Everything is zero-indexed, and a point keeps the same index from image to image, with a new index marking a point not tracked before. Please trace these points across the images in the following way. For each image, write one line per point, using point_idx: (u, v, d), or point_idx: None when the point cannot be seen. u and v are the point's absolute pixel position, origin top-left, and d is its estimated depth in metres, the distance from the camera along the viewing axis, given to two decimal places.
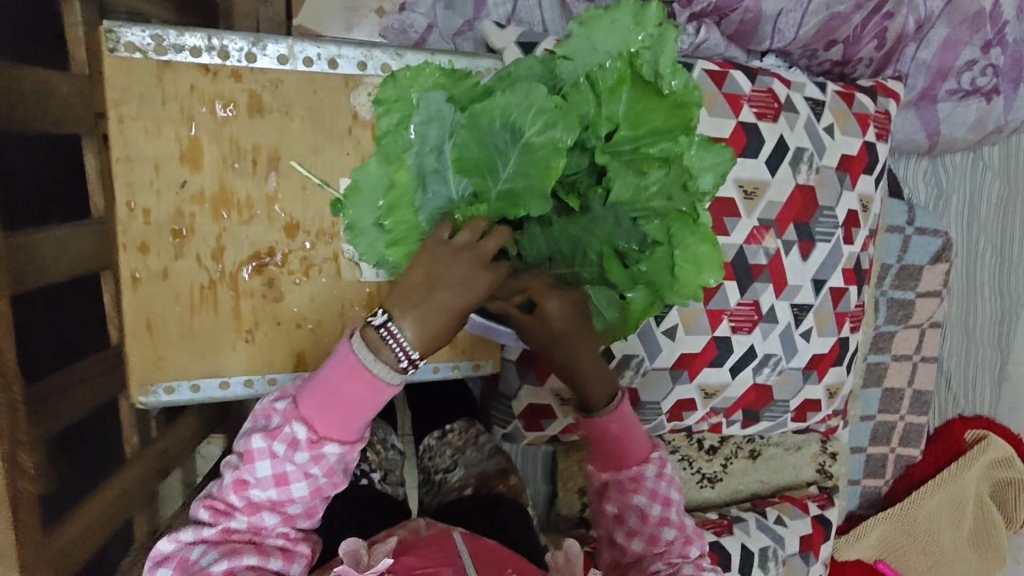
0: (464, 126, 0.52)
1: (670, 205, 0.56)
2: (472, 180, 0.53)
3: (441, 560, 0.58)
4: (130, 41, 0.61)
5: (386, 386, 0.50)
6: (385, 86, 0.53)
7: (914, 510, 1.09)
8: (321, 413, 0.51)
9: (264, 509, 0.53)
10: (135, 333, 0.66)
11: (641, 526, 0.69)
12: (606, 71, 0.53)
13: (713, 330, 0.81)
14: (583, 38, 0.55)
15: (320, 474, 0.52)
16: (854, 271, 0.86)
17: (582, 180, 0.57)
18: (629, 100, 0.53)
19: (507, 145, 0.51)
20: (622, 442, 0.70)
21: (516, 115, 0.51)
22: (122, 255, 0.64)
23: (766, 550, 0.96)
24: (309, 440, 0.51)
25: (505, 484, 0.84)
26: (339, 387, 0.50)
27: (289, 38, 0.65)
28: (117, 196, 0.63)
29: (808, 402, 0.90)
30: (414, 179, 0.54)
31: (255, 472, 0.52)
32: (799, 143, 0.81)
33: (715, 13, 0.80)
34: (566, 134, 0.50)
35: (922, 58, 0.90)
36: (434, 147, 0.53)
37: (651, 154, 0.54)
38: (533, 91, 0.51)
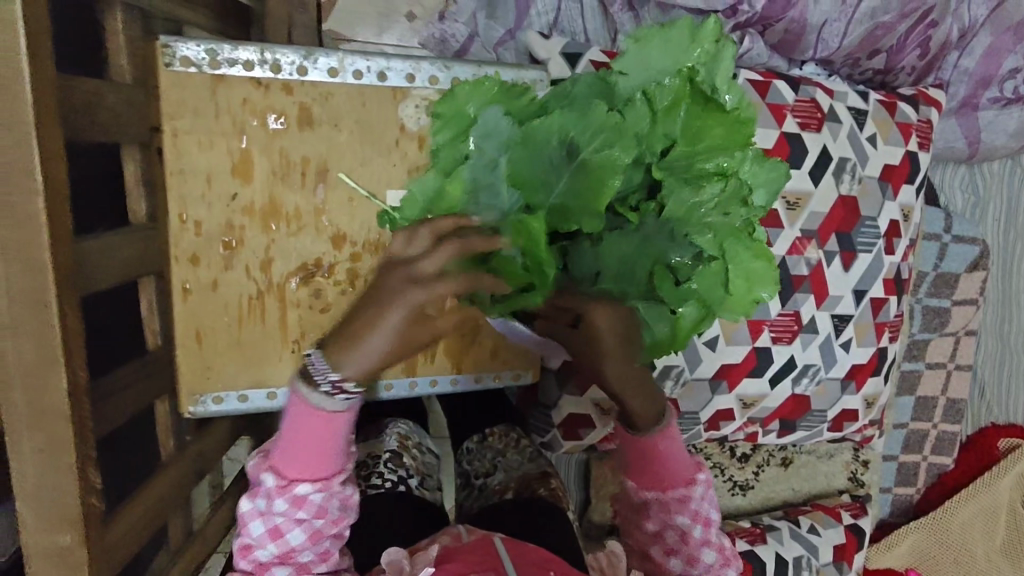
0: (518, 143, 0.52)
1: (725, 220, 0.56)
2: (522, 194, 0.51)
3: (485, 564, 0.59)
4: (185, 55, 0.61)
5: (337, 417, 0.51)
6: (441, 102, 0.54)
7: (948, 519, 1.08)
8: (289, 461, 0.53)
9: (273, 565, 0.56)
10: (185, 344, 0.67)
11: (680, 542, 0.72)
12: (663, 88, 0.52)
13: (754, 340, 0.81)
14: (638, 54, 0.55)
15: (309, 516, 0.54)
16: (894, 281, 0.86)
17: (632, 196, 0.56)
18: (687, 117, 0.52)
19: (561, 162, 0.51)
20: (666, 465, 0.70)
21: (573, 133, 0.51)
22: (174, 267, 0.65)
23: (800, 559, 0.96)
24: (281, 487, 0.53)
25: (545, 488, 0.85)
26: (294, 437, 0.52)
27: (339, 51, 0.65)
28: (170, 209, 0.64)
29: (846, 412, 0.89)
30: (465, 191, 0.52)
31: (251, 533, 0.55)
32: (842, 153, 0.80)
33: (760, 23, 0.79)
34: (622, 156, 0.50)
35: (965, 65, 0.89)
36: (489, 161, 0.52)
37: (705, 169, 0.54)
38: (591, 109, 0.51)
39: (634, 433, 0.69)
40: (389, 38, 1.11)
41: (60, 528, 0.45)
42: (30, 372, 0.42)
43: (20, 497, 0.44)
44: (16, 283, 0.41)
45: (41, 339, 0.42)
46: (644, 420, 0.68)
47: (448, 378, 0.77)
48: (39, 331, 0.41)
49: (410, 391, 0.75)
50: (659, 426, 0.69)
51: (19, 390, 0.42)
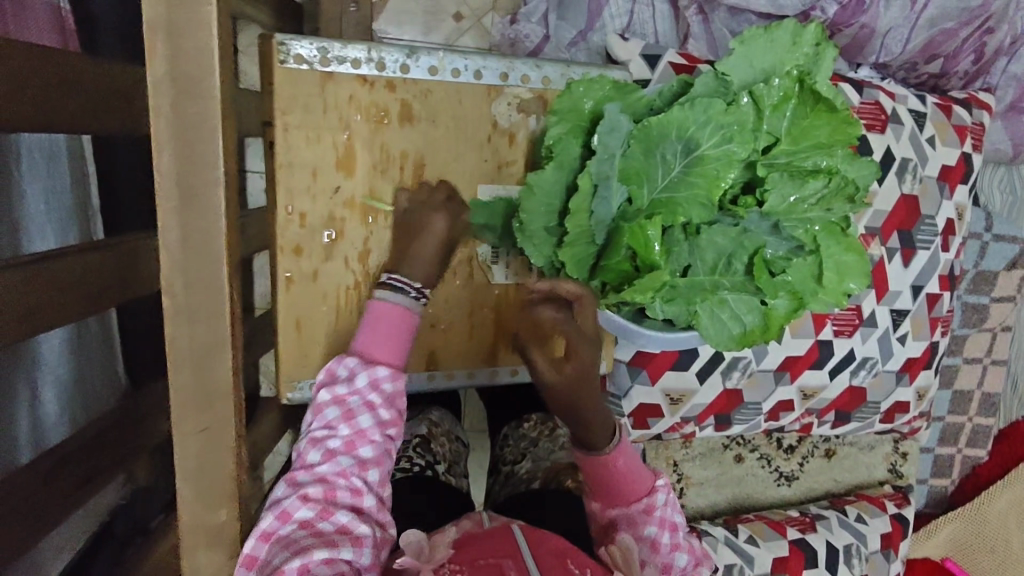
0: (637, 140, 0.55)
1: (825, 214, 0.59)
2: (629, 188, 0.57)
3: (503, 551, 0.60)
4: (299, 52, 0.63)
5: (413, 314, 0.62)
6: (560, 99, 0.57)
7: (985, 510, 1.11)
8: (372, 345, 0.60)
9: (339, 454, 0.57)
10: (285, 332, 0.69)
11: (653, 555, 0.67)
12: (772, 88, 0.56)
13: (817, 334, 0.84)
14: (743, 56, 0.58)
15: (380, 402, 0.58)
16: (948, 278, 0.89)
17: (736, 190, 0.59)
18: (793, 117, 0.57)
19: (680, 155, 0.55)
20: (625, 477, 0.68)
21: (692, 130, 0.54)
22: (278, 257, 0.67)
23: (849, 547, 0.99)
24: (363, 365, 0.59)
25: (573, 478, 0.88)
26: (380, 324, 0.60)
27: (439, 50, 0.68)
28: (277, 202, 0.66)
29: (898, 403, 0.93)
30: (591, 186, 0.55)
31: (323, 419, 0.57)
32: (904, 154, 0.83)
33: (831, 28, 0.82)
34: (741, 151, 0.54)
35: (1013, 71, 0.93)
36: (611, 155, 0.55)
37: (806, 167, 0.58)
38: (711, 107, 0.54)
39: (592, 451, 0.67)
40: (435, 36, 1.13)
41: (217, 503, 0.47)
42: (202, 351, 0.45)
43: (179, 474, 0.46)
44: (193, 272, 0.44)
45: (214, 324, 0.44)
46: (599, 437, 0.67)
47: (526, 369, 0.79)
48: (211, 316, 0.44)
49: (488, 381, 0.78)
50: (612, 441, 0.68)
51: (187, 370, 0.45)
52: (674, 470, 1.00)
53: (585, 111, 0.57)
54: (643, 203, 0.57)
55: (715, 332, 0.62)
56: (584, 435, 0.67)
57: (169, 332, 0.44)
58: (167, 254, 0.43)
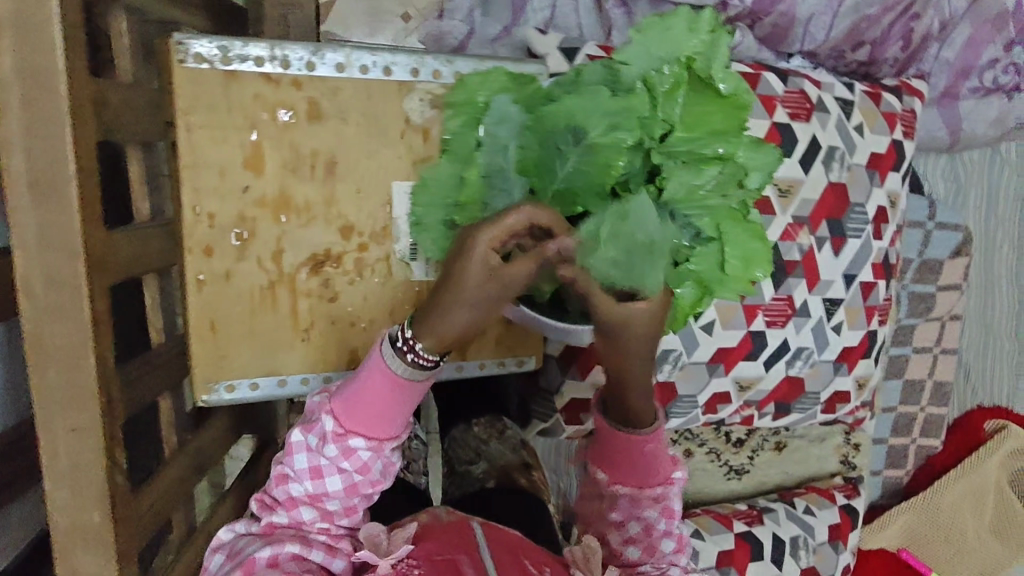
0: (531, 129, 0.55)
1: (721, 202, 0.57)
2: (530, 179, 0.55)
3: (459, 547, 0.60)
4: (198, 51, 0.62)
5: (406, 385, 0.55)
6: (455, 92, 0.57)
7: (936, 500, 1.11)
8: (349, 411, 0.56)
9: (301, 504, 0.58)
10: (198, 334, 0.67)
11: (643, 536, 0.67)
12: (663, 75, 0.54)
13: (748, 325, 0.84)
14: (641, 45, 0.55)
15: (352, 469, 0.57)
16: (883, 266, 0.89)
17: (635, 179, 0.57)
18: (686, 103, 0.55)
19: (570, 146, 0.53)
20: (650, 460, 0.66)
21: (580, 118, 0.53)
22: (186, 258, 0.66)
23: (796, 539, 0.99)
24: (336, 432, 0.56)
25: (526, 478, 0.90)
26: (364, 390, 0.55)
27: (346, 47, 0.67)
28: (183, 202, 0.65)
29: (837, 393, 0.92)
30: (483, 177, 0.56)
31: (294, 464, 0.58)
32: (831, 142, 0.83)
33: (750, 17, 0.82)
34: (629, 137, 0.51)
35: (946, 57, 0.92)
36: (502, 146, 0.55)
37: (705, 154, 0.55)
38: (598, 95, 0.52)
39: (626, 427, 0.64)
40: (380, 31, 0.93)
41: (93, 505, 0.46)
42: (68, 350, 0.44)
43: (49, 475, 0.46)
44: (50, 269, 0.43)
45: (75, 322, 0.44)
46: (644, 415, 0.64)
47: (453, 366, 0.78)
48: (72, 313, 0.44)
49: None
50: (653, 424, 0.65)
51: (52, 371, 0.44)
52: None
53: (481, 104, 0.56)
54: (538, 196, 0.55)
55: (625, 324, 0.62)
56: (629, 410, 0.63)
57: (31, 331, 0.44)
58: (23, 254, 0.43)
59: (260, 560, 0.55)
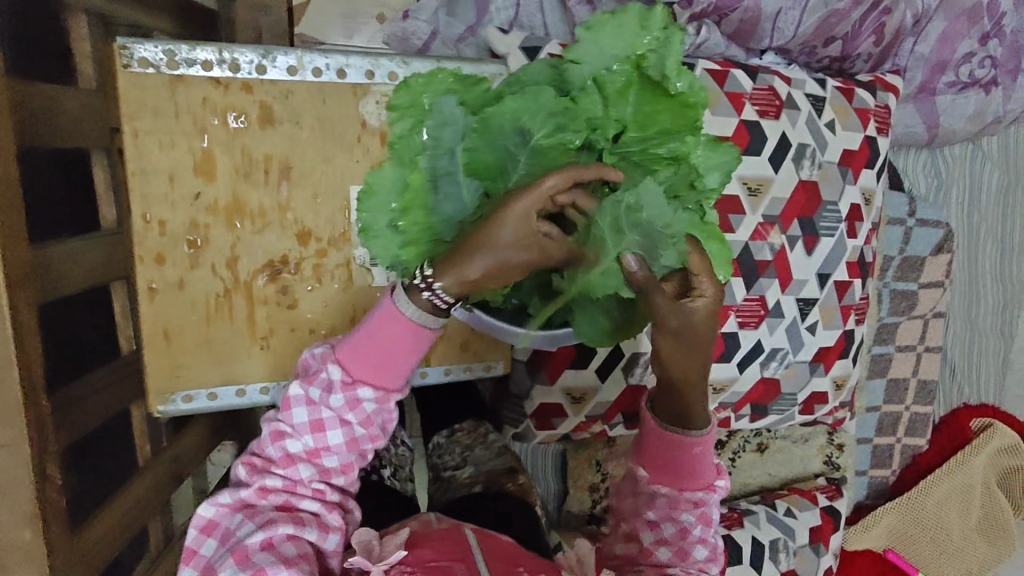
0: (477, 131, 0.51)
1: (676, 202, 0.55)
2: (481, 182, 0.53)
3: (454, 555, 0.57)
4: (143, 56, 0.62)
5: (420, 328, 0.49)
6: (397, 93, 0.51)
7: (921, 500, 1.10)
8: (358, 358, 0.50)
9: (299, 461, 0.52)
10: (152, 343, 0.67)
11: (677, 541, 0.59)
12: (614, 74, 0.53)
13: (721, 326, 0.82)
14: (591, 41, 0.53)
15: (355, 422, 0.51)
16: (858, 264, 0.87)
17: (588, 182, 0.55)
18: (638, 102, 0.53)
19: (518, 147, 0.51)
20: (697, 464, 0.57)
21: (525, 119, 0.51)
22: (138, 267, 0.65)
23: (776, 541, 0.97)
24: (343, 382, 0.50)
25: (513, 482, 0.88)
26: (375, 335, 0.50)
27: (298, 50, 0.66)
28: (133, 209, 0.64)
29: (815, 394, 0.91)
30: (427, 181, 0.53)
31: (292, 418, 0.51)
32: (801, 139, 0.82)
33: (716, 13, 0.81)
34: (574, 138, 0.52)
35: (920, 52, 0.91)
36: (448, 150, 0.53)
37: (658, 154, 0.54)
38: (542, 95, 0.51)
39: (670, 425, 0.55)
40: (359, 39, 1.02)
41: (23, 520, 0.46)
42: None
43: None
44: None
45: None
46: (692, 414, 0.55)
47: (417, 372, 0.77)
48: None
49: None
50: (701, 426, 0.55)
51: None
52: (598, 469, 0.99)
53: (425, 106, 0.52)
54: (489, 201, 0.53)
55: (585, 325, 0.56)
56: (676, 405, 0.54)
57: None
58: None
59: (252, 545, 0.49)
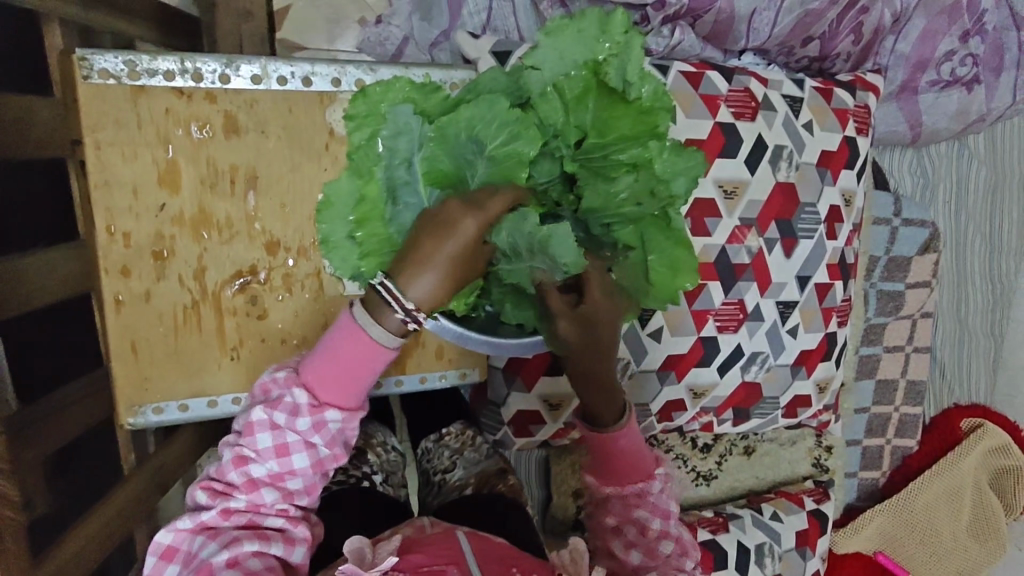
0: (432, 140, 0.47)
1: (640, 210, 0.52)
2: (441, 192, 0.48)
3: (447, 559, 0.58)
4: (104, 67, 0.61)
5: (387, 351, 0.48)
6: (353, 102, 0.47)
7: (911, 502, 1.09)
8: (324, 380, 0.50)
9: (263, 485, 0.51)
10: (120, 356, 0.67)
11: (640, 539, 0.63)
12: (571, 80, 0.48)
13: (699, 331, 0.81)
14: (550, 47, 0.48)
15: (321, 444, 0.51)
16: (839, 266, 0.86)
17: (553, 188, 0.51)
18: (598, 108, 0.48)
19: (474, 157, 0.47)
20: (627, 457, 0.62)
21: (478, 128, 0.46)
22: (104, 280, 0.65)
23: (762, 546, 0.96)
24: (309, 407, 0.50)
25: (505, 484, 0.86)
26: (339, 359, 0.48)
27: (262, 58, 0.66)
28: (97, 221, 0.64)
29: (798, 398, 0.90)
30: (384, 195, 0.49)
31: (256, 443, 0.51)
32: (778, 141, 0.81)
33: (690, 14, 0.80)
34: (530, 147, 0.46)
35: (901, 50, 0.90)
36: (404, 160, 0.48)
37: (619, 161, 0.49)
38: (496, 102, 0.46)
39: (596, 427, 0.60)
40: (342, 45, 0.96)
41: None
42: None
43: None
44: None
45: None
46: (607, 412, 0.60)
47: (393, 381, 0.76)
48: None
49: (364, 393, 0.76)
50: (620, 420, 0.60)
51: None
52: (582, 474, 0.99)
53: (381, 114, 0.47)
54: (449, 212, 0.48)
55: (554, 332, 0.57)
56: (590, 408, 0.59)
57: None
58: None
59: (218, 565, 0.48)
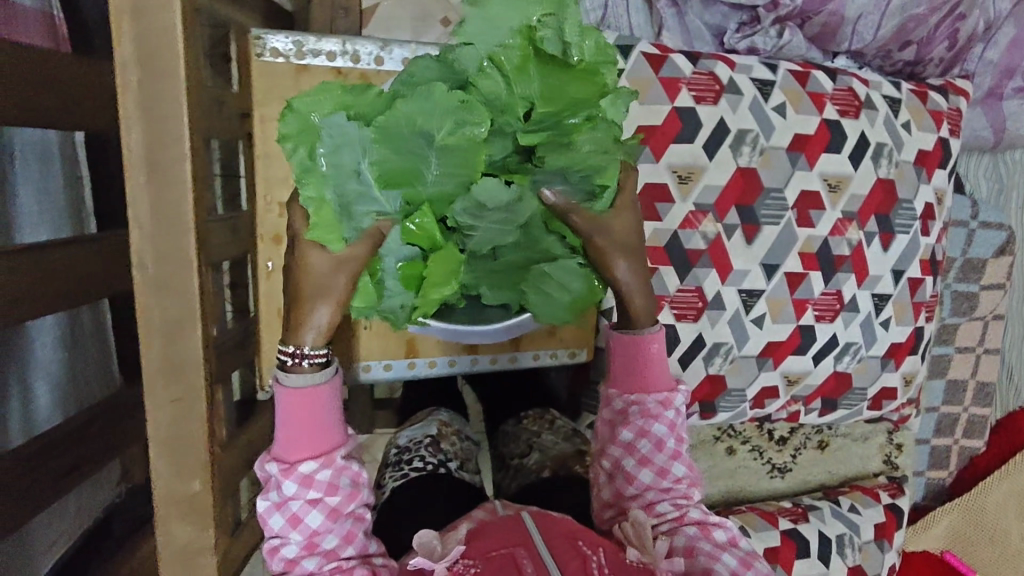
0: (377, 142, 0.40)
1: (609, 160, 0.46)
2: (401, 192, 0.42)
3: (515, 539, 0.55)
4: (275, 46, 0.66)
5: (323, 387, 0.49)
6: (282, 121, 0.41)
7: (982, 500, 1.11)
8: (284, 442, 0.50)
9: (301, 557, 0.50)
10: (267, 320, 0.70)
11: (655, 454, 0.61)
12: (508, 49, 0.40)
13: (798, 319, 0.84)
14: (479, 19, 0.40)
15: (321, 496, 0.50)
16: (930, 262, 0.89)
17: (513, 163, 0.44)
18: (540, 79, 0.40)
19: (425, 152, 0.40)
20: (651, 363, 0.62)
21: (424, 122, 0.39)
22: (259, 246, 0.69)
23: (842, 537, 0.99)
24: (284, 471, 0.49)
25: (582, 465, 0.88)
26: (286, 422, 0.49)
27: (412, 43, 0.69)
28: (256, 192, 0.68)
29: (885, 390, 0.92)
30: (339, 211, 0.43)
31: (273, 528, 0.50)
32: (879, 138, 0.84)
33: (800, 16, 0.84)
34: (481, 130, 0.40)
35: (990, 57, 0.94)
36: (351, 172, 0.41)
37: (577, 128, 0.43)
38: (434, 89, 0.39)
39: (628, 329, 0.60)
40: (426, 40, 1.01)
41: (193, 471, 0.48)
42: (169, 324, 0.47)
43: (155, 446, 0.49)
44: (164, 249, 0.46)
45: (183, 300, 0.47)
46: (641, 319, 0.60)
47: (507, 356, 0.80)
48: (180, 291, 0.46)
49: (470, 367, 0.79)
50: (652, 324, 0.61)
51: (157, 345, 0.47)
52: None
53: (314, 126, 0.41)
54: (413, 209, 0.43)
55: (543, 304, 0.54)
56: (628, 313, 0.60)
57: (139, 303, 0.46)
58: (138, 230, 0.45)
59: None
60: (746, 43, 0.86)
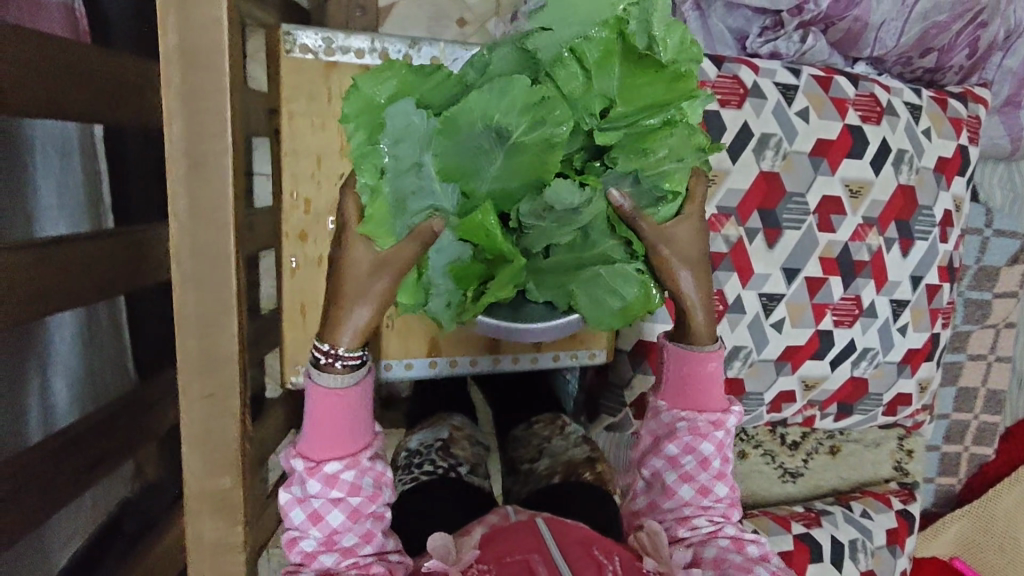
0: (440, 133, 0.42)
1: (679, 166, 0.47)
2: (458, 184, 0.44)
3: (529, 545, 0.55)
4: (305, 42, 0.66)
5: (353, 390, 0.49)
6: (344, 102, 0.45)
7: (992, 506, 1.11)
8: (312, 441, 0.49)
9: (319, 552, 0.50)
10: (291, 317, 0.70)
11: (699, 471, 0.61)
12: (591, 42, 0.41)
13: (817, 323, 0.85)
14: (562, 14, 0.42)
15: (343, 496, 0.49)
16: (947, 269, 0.90)
17: (575, 159, 0.46)
18: (619, 76, 0.42)
19: (491, 145, 0.42)
20: (706, 383, 0.61)
21: (498, 116, 0.41)
22: (283, 242, 0.68)
23: (854, 542, 0.99)
24: (307, 470, 0.49)
25: (592, 471, 0.84)
26: (313, 422, 0.49)
27: (441, 42, 0.69)
28: (283, 188, 0.68)
29: (900, 395, 0.93)
30: (394, 203, 0.46)
31: (292, 522, 0.50)
32: (900, 145, 0.85)
33: (824, 21, 0.85)
34: (560, 128, 0.41)
35: (1008, 65, 0.94)
36: (412, 165, 0.44)
37: (651, 128, 0.45)
38: (511, 82, 0.40)
39: (688, 344, 0.60)
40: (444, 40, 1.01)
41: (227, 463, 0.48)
42: (204, 317, 0.48)
43: (188, 435, 0.49)
44: (201, 242, 0.47)
45: (218, 294, 0.48)
46: (702, 334, 0.59)
47: (529, 357, 0.80)
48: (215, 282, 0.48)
49: (492, 366, 0.79)
50: (713, 343, 0.60)
51: (191, 336, 0.48)
52: None
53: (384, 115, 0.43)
54: (474, 201, 0.44)
55: (595, 311, 0.51)
56: (687, 325, 0.59)
57: (177, 297, 0.48)
58: (175, 220, 0.47)
59: None
60: (769, 48, 0.86)
